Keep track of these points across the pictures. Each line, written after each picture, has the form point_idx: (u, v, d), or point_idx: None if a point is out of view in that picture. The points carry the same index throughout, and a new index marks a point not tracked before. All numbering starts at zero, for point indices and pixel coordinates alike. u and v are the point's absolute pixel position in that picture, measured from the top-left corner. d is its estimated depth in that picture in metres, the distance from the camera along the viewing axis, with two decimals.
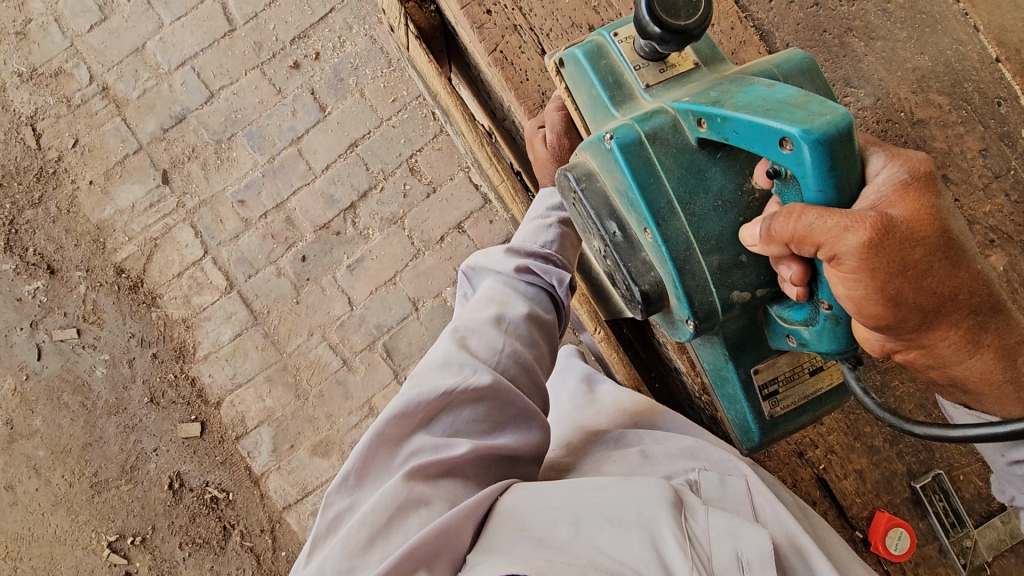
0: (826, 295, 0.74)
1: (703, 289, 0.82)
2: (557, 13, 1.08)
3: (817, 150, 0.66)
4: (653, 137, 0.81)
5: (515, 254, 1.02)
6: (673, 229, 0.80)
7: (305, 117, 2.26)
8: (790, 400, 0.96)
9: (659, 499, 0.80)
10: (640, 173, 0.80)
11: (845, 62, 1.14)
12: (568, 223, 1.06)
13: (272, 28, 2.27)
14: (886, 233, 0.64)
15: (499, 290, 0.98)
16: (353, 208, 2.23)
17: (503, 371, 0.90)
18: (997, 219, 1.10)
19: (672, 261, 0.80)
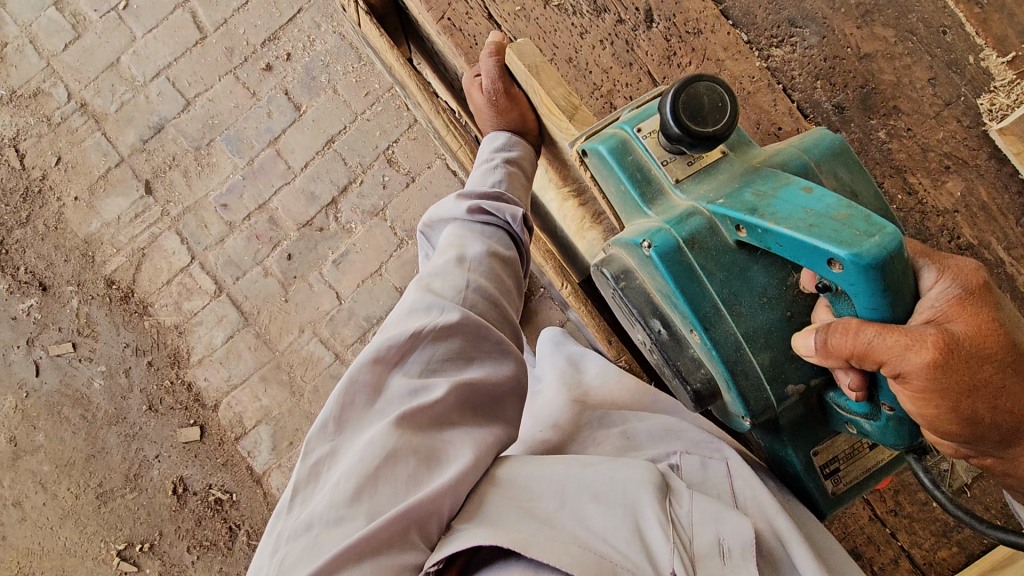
0: (885, 398, 0.78)
1: (757, 385, 0.86)
2: None
3: (867, 273, 0.69)
4: (691, 242, 0.85)
5: (466, 198, 1.02)
6: (721, 333, 0.84)
7: (281, 117, 2.28)
8: (852, 475, 0.97)
9: (648, 483, 0.87)
10: (683, 279, 0.85)
11: (788, 3, 1.15)
12: (513, 163, 1.06)
13: (242, 33, 2.31)
14: (951, 349, 0.66)
15: (457, 235, 0.99)
16: (334, 204, 2.26)
17: (470, 307, 0.92)
18: (951, 145, 1.11)
19: (723, 362, 0.85)
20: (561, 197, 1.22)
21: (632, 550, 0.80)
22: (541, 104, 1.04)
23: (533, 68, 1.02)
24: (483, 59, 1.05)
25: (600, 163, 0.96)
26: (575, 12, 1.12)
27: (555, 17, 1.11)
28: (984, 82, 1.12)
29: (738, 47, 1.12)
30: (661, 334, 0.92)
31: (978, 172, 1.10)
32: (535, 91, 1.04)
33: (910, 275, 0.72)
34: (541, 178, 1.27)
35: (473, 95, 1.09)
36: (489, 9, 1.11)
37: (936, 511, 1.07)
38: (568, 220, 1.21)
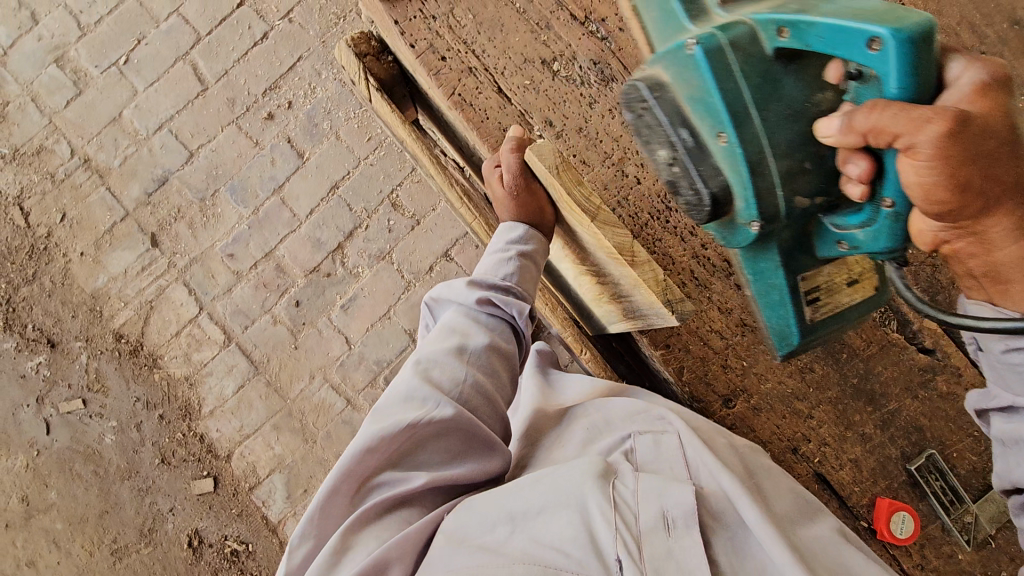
0: (889, 192, 0.70)
1: (769, 189, 0.76)
2: (510, 51, 1.10)
3: (904, 51, 0.62)
4: (732, 44, 0.72)
5: (477, 286, 1.05)
6: (751, 134, 0.73)
7: (285, 165, 2.30)
8: (830, 305, 0.88)
9: (585, 477, 0.84)
10: (720, 77, 0.72)
11: None
12: (528, 256, 1.07)
13: (243, 82, 2.32)
14: (965, 125, 0.59)
15: (461, 323, 1.01)
16: (340, 249, 2.27)
17: (465, 402, 0.94)
18: None
19: (746, 164, 0.74)
20: (575, 269, 1.20)
21: (578, 554, 0.76)
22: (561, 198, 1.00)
23: (554, 169, 1.00)
24: (504, 154, 1.03)
25: None
26: (583, 82, 1.11)
27: (562, 88, 1.11)
28: None
29: None
30: (687, 143, 0.79)
31: None
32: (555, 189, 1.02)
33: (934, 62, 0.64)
34: (553, 242, 1.21)
35: (493, 186, 1.07)
36: (500, 84, 1.10)
37: (962, 562, 1.07)
38: (587, 291, 1.19)
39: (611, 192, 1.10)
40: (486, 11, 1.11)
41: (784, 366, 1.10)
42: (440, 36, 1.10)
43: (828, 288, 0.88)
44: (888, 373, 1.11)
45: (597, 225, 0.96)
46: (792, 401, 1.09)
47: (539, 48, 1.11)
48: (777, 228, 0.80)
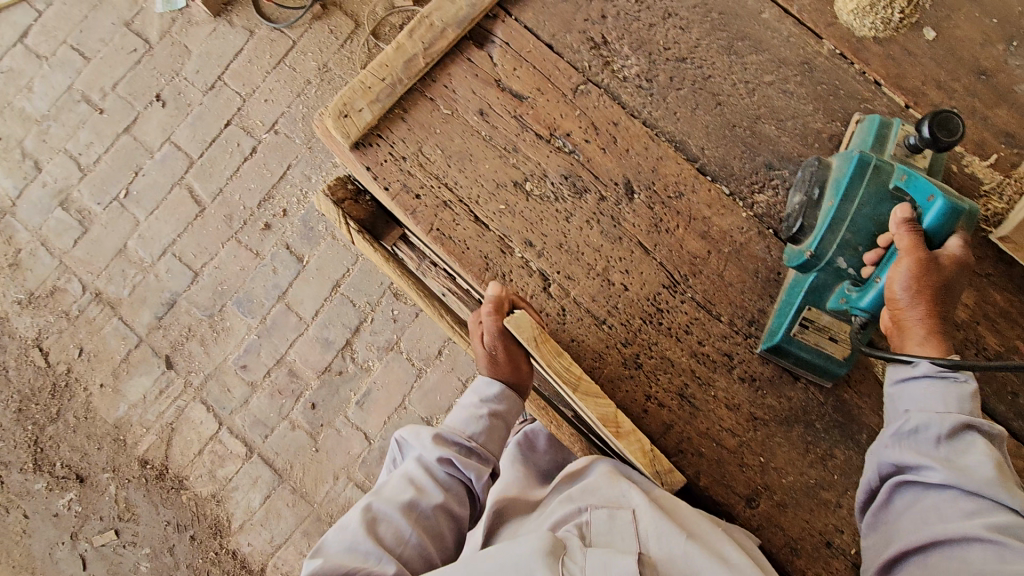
0: (883, 274, 0.95)
1: (831, 247, 0.99)
2: (481, 178, 1.13)
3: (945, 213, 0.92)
4: (877, 168, 0.98)
5: (442, 440, 1.11)
6: (848, 212, 0.98)
7: (286, 272, 2.35)
8: (814, 336, 1.03)
9: (540, 549, 0.92)
10: (860, 173, 0.98)
11: (762, 149, 1.15)
12: (498, 415, 1.14)
13: (238, 198, 2.39)
14: (929, 267, 0.90)
15: (419, 476, 1.07)
16: (349, 345, 2.29)
17: (406, 563, 0.98)
18: None
19: (833, 223, 0.99)
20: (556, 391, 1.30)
21: None
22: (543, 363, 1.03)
23: (533, 342, 1.01)
24: (484, 314, 1.05)
25: (863, 126, 1.08)
26: (558, 197, 1.13)
27: (538, 206, 1.13)
28: (972, 188, 1.13)
29: (720, 203, 1.13)
30: (810, 195, 1.04)
31: (983, 279, 1.11)
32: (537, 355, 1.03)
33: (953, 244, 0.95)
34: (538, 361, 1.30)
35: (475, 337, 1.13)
36: (475, 212, 1.12)
37: None
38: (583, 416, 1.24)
39: (599, 301, 1.10)
40: (453, 143, 1.14)
41: (802, 455, 1.06)
42: (412, 175, 1.13)
43: (818, 328, 1.03)
44: None
45: (580, 399, 1.01)
46: (818, 491, 1.05)
47: (510, 170, 1.14)
48: (818, 267, 1.01)
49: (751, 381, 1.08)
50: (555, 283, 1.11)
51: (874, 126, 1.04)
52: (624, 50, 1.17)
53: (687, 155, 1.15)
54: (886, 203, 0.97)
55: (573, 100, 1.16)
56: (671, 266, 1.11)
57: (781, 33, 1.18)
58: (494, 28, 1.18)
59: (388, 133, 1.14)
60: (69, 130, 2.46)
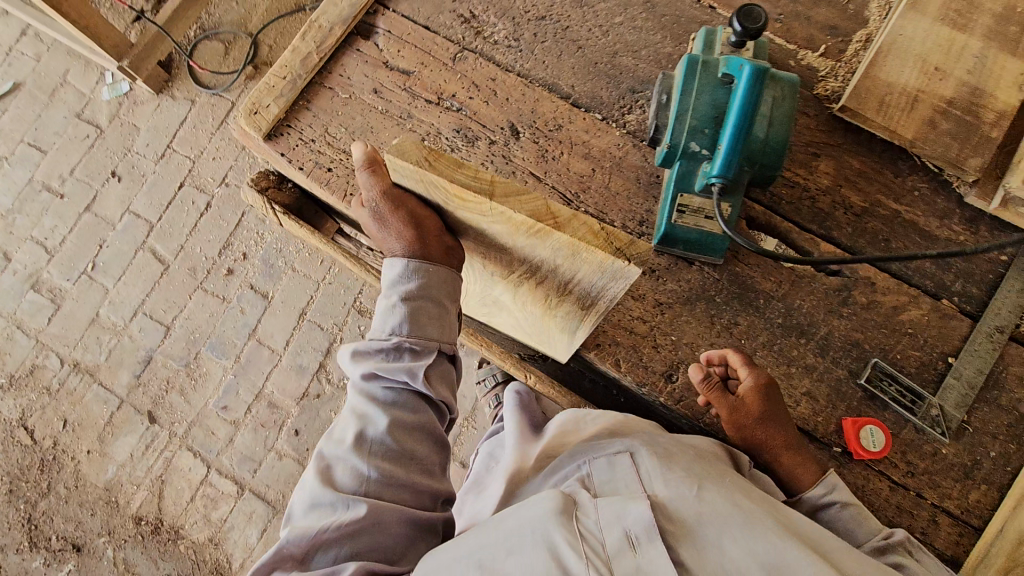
0: (722, 142, 1.04)
1: (682, 135, 1.10)
2: (382, 145, 1.27)
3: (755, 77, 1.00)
4: (704, 63, 1.09)
5: (363, 356, 1.16)
6: (689, 103, 1.09)
7: (253, 310, 2.45)
8: (694, 218, 1.15)
9: (554, 510, 0.93)
10: (691, 71, 1.10)
11: (624, 77, 1.30)
12: (411, 296, 1.16)
13: (199, 250, 2.53)
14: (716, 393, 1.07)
15: (358, 406, 1.13)
16: (323, 367, 2.37)
17: (374, 487, 1.04)
18: (806, 135, 1.26)
19: (678, 117, 1.10)
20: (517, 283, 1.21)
21: None
22: (450, 192, 0.92)
23: (423, 162, 0.91)
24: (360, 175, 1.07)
25: (699, 41, 1.22)
26: (453, 148, 1.27)
27: None
28: (811, 76, 1.29)
29: (596, 127, 1.27)
30: (660, 101, 1.16)
31: (839, 148, 1.25)
32: (438, 184, 0.93)
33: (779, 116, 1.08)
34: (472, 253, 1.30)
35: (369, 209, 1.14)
36: None
37: (950, 456, 1.09)
38: (536, 306, 1.22)
39: None
40: (354, 120, 1.29)
41: (709, 328, 1.16)
42: (322, 153, 1.27)
43: (694, 211, 1.15)
44: (809, 302, 1.17)
45: (498, 204, 0.87)
46: None
47: (407, 134, 1.28)
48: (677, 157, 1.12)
49: (652, 273, 1.19)
50: None
51: (704, 37, 1.19)
52: (490, 19, 1.35)
53: (560, 93, 1.30)
54: (719, 89, 1.08)
55: (453, 66, 1.32)
56: (563, 188, 1.24)
57: None
58: (377, 22, 1.35)
59: (295, 122, 1.29)
60: (33, 219, 2.62)
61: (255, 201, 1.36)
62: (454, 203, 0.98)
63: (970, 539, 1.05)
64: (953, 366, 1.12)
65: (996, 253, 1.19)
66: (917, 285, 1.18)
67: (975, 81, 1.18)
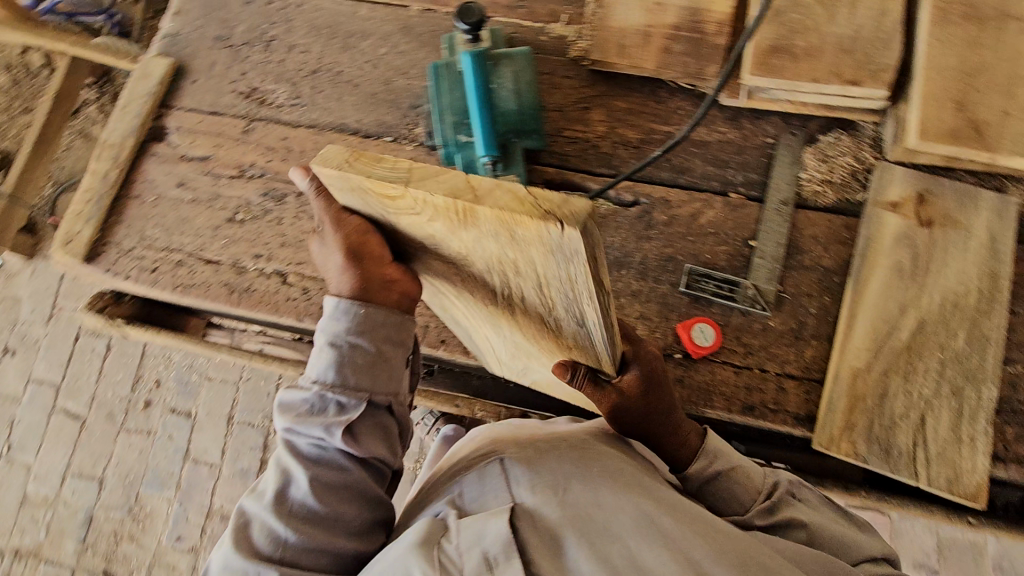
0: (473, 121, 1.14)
1: (446, 129, 1.20)
2: (198, 230, 1.34)
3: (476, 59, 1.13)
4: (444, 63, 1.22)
5: (290, 408, 1.01)
6: (443, 101, 1.20)
7: (181, 432, 2.42)
8: None
9: (411, 545, 0.84)
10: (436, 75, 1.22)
11: (402, 97, 1.41)
12: (342, 347, 0.99)
13: (112, 393, 2.49)
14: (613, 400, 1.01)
15: (282, 460, 1.01)
16: (265, 463, 2.34)
17: (288, 549, 0.95)
18: (575, 94, 1.40)
19: (438, 114, 1.21)
20: (522, 318, 0.97)
21: None
22: (370, 190, 0.69)
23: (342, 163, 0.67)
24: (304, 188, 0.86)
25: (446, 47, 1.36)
26: (266, 210, 1.34)
27: (252, 226, 1.33)
28: (564, 45, 1.44)
29: (388, 150, 1.37)
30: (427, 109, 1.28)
31: (604, 97, 1.39)
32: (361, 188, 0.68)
33: (522, 86, 1.23)
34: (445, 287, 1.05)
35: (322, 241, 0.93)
36: (203, 256, 1.32)
37: (776, 325, 1.18)
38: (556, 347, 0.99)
39: None
40: (166, 217, 1.35)
41: None
42: (144, 257, 1.33)
43: None
44: (618, 237, 1.27)
45: (415, 193, 0.62)
46: None
47: (218, 212, 1.35)
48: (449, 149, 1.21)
49: None
50: (291, 273, 1.29)
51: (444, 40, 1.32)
52: (270, 87, 1.45)
53: (350, 130, 1.40)
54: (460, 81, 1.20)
55: (246, 137, 1.40)
56: None
57: (378, 17, 1.49)
58: (167, 122, 1.44)
59: (111, 238, 1.34)
60: None
61: (93, 323, 1.37)
62: (388, 210, 0.75)
63: (817, 390, 1.14)
64: (754, 247, 1.23)
65: (762, 139, 1.32)
66: (706, 188, 1.30)
67: (690, 4, 1.34)
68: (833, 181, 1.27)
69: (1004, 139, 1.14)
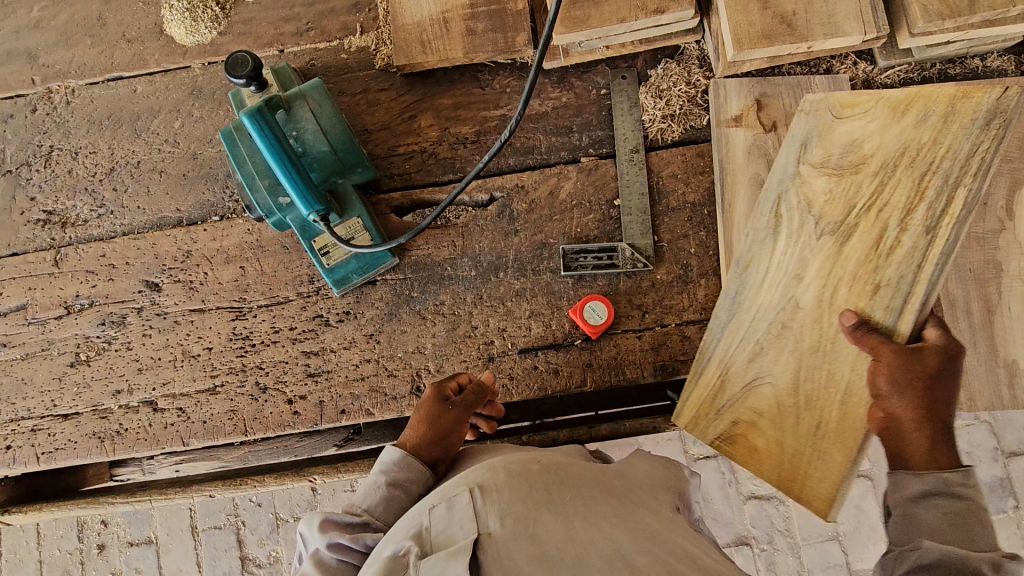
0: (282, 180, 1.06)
1: (265, 195, 1.12)
2: (42, 386, 1.22)
3: (256, 117, 1.04)
4: (234, 127, 1.13)
5: (332, 524, 0.91)
6: (248, 168, 1.12)
7: (147, 562, 2.26)
8: (335, 249, 1.16)
9: None
10: (232, 143, 1.13)
11: (215, 169, 1.31)
12: (399, 485, 0.98)
13: (59, 550, 2.31)
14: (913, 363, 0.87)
15: (304, 574, 0.86)
16: (246, 560, 2.23)
17: None
18: (398, 105, 1.30)
19: (249, 183, 1.12)
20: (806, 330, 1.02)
21: None
22: (839, 105, 1.00)
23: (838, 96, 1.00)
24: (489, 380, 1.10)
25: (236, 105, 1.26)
26: (109, 339, 1.24)
27: (101, 362, 1.23)
28: (367, 57, 1.33)
29: (218, 230, 1.27)
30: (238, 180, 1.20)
31: (426, 99, 1.30)
32: (822, 115, 1.01)
33: (324, 121, 1.14)
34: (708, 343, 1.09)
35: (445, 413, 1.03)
36: (58, 412, 1.21)
37: (664, 277, 1.15)
38: (830, 371, 0.99)
39: (200, 376, 1.19)
40: (4, 384, 1.24)
41: (424, 323, 1.17)
42: None
43: (332, 244, 1.16)
44: (485, 240, 1.21)
45: (879, 96, 0.97)
46: (454, 333, 1.16)
47: (58, 360, 1.24)
48: (275, 214, 1.13)
49: (349, 315, 1.19)
50: (159, 396, 1.19)
51: (232, 100, 1.22)
52: (69, 203, 1.33)
53: (171, 222, 1.29)
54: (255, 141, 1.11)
55: (61, 268, 1.28)
56: (227, 301, 1.23)
57: (160, 88, 1.36)
58: None
59: None
60: None
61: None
62: (799, 161, 1.03)
63: None
64: (620, 206, 1.19)
65: (595, 92, 1.26)
66: (556, 160, 1.24)
67: None
68: (675, 113, 1.22)
69: (813, 24, 1.10)
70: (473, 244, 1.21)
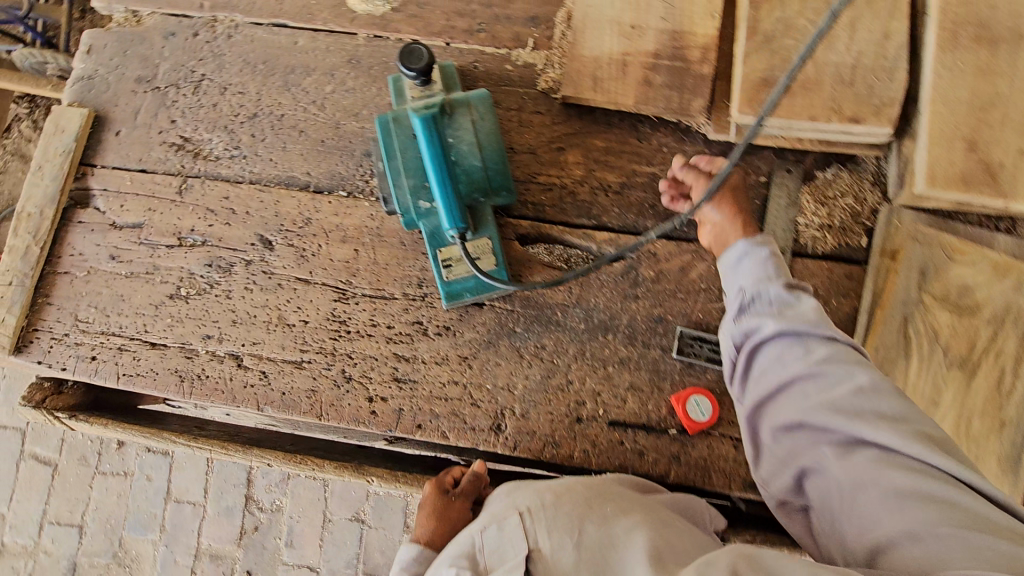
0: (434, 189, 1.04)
1: (405, 195, 1.10)
2: (138, 309, 1.24)
3: (425, 120, 1.02)
4: (392, 119, 1.10)
5: None
6: (396, 163, 1.09)
7: (159, 471, 2.33)
8: (460, 264, 1.14)
9: None
10: (385, 135, 1.10)
11: (355, 144, 1.29)
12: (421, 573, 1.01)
13: (81, 435, 2.37)
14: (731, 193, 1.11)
15: None
16: (250, 498, 2.27)
17: None
18: (549, 132, 1.26)
19: (393, 180, 1.10)
20: None
21: None
22: None
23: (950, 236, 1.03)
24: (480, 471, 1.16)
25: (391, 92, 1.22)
26: (212, 283, 1.24)
27: (199, 302, 1.24)
28: (532, 74, 1.29)
29: (342, 206, 1.26)
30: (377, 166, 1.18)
31: (580, 135, 1.25)
32: (936, 250, 1.03)
33: (482, 132, 1.10)
34: None
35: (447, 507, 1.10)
36: (147, 340, 1.23)
37: None
38: None
39: (290, 346, 1.19)
40: (101, 296, 1.26)
41: (519, 362, 1.15)
42: (81, 344, 1.24)
43: (458, 259, 1.14)
44: (602, 296, 1.17)
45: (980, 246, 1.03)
46: (548, 382, 1.14)
47: (160, 288, 1.25)
48: (411, 215, 1.11)
49: (447, 330, 1.17)
50: (246, 353, 1.20)
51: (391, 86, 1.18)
52: (205, 136, 1.32)
53: (299, 185, 1.28)
54: (412, 141, 1.09)
55: (183, 199, 1.29)
56: (334, 280, 1.22)
57: (320, 47, 1.34)
58: (89, 184, 1.32)
59: (42, 322, 1.25)
60: None
61: (32, 416, 1.26)
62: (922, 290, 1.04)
63: None
64: None
65: (754, 177, 1.20)
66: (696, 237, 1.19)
67: (670, 27, 1.20)
68: (834, 225, 1.15)
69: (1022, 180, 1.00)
70: (590, 297, 1.17)
